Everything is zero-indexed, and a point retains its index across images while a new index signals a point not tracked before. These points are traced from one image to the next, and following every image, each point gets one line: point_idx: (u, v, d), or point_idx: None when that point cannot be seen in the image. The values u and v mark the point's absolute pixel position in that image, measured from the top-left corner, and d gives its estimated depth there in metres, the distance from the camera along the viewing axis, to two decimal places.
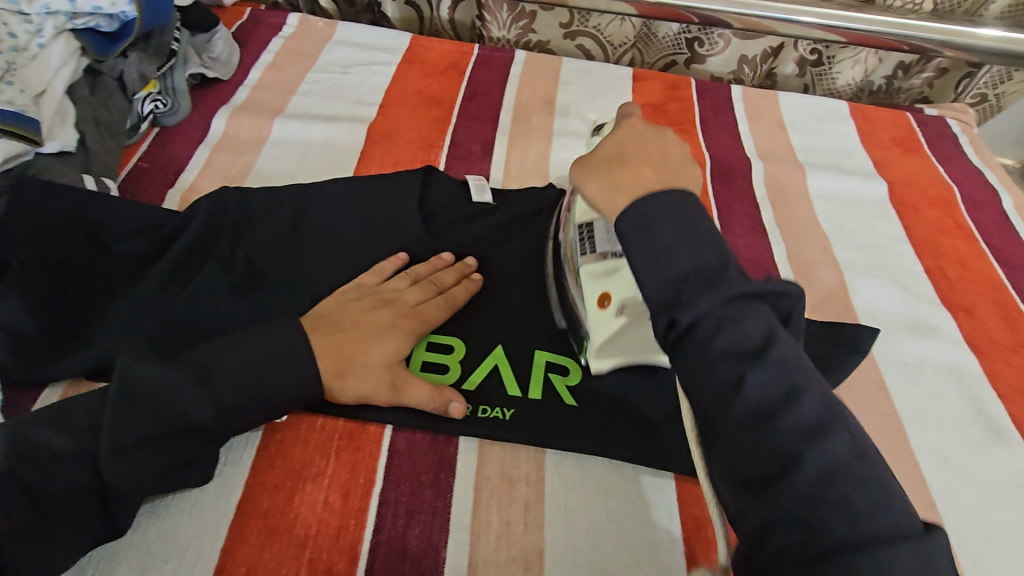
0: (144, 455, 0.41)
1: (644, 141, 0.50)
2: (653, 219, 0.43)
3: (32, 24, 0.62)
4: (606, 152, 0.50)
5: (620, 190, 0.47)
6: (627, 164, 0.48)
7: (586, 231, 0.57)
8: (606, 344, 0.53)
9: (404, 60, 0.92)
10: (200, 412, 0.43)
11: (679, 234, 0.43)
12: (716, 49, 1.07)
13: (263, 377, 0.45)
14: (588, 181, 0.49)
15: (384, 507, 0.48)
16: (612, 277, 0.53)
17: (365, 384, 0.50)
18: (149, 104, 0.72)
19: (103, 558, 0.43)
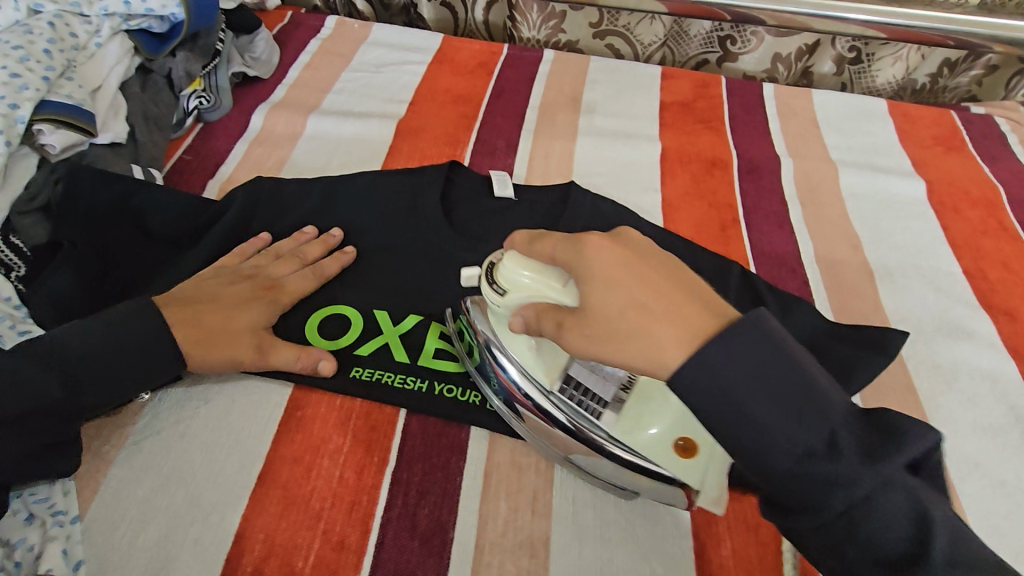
0: (0, 441, 0.42)
1: (625, 260, 0.39)
2: (724, 379, 0.35)
3: (91, 25, 0.68)
4: (606, 302, 0.39)
5: (671, 345, 0.37)
6: (655, 313, 0.37)
7: (571, 389, 0.49)
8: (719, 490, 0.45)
9: (435, 59, 0.95)
10: (54, 387, 0.44)
11: (738, 371, 0.35)
12: (749, 47, 1.05)
13: (117, 352, 0.48)
14: (615, 355, 0.39)
15: (396, 486, 0.50)
16: (642, 415, 0.47)
17: (230, 349, 0.52)
18: (194, 100, 0.76)
19: (134, 519, 0.46)
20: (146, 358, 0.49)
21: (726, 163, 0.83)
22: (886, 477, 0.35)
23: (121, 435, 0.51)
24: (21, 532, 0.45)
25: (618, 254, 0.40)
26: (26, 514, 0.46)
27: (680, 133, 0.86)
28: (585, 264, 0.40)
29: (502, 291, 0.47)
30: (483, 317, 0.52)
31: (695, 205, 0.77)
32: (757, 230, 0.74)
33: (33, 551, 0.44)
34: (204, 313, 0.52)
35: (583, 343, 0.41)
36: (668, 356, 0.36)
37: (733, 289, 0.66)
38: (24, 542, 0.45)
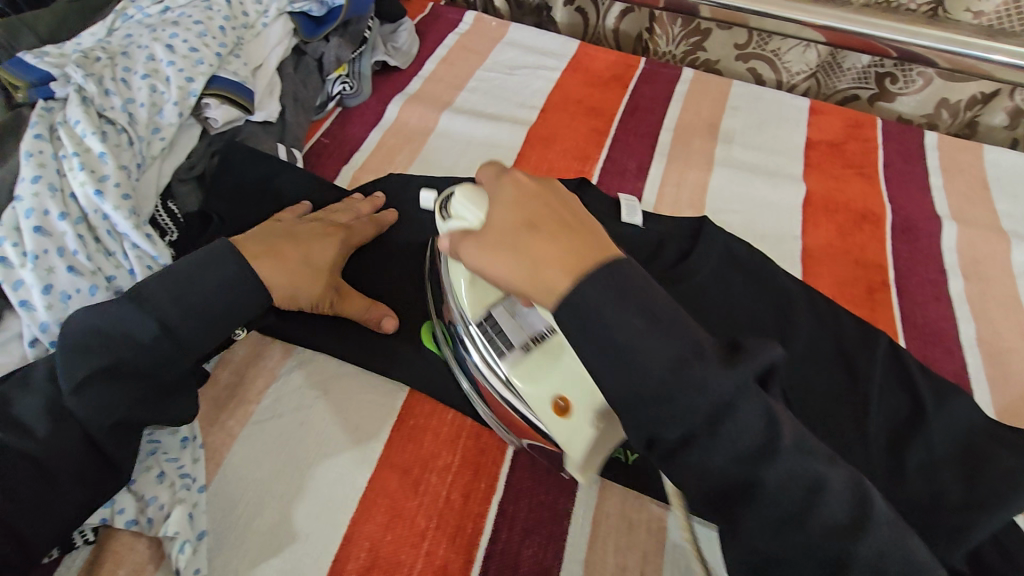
0: (108, 387, 0.42)
1: (540, 199, 0.43)
2: (594, 304, 0.37)
3: (262, 6, 0.71)
4: (506, 222, 0.42)
5: (543, 269, 0.39)
6: (545, 235, 0.41)
7: (489, 325, 0.48)
8: (591, 454, 0.44)
9: (570, 67, 0.92)
10: (146, 332, 0.44)
11: (600, 289, 0.37)
12: (911, 88, 0.95)
13: (196, 287, 0.46)
14: (501, 265, 0.41)
15: (502, 518, 0.48)
16: (545, 374, 0.45)
17: (307, 288, 0.52)
18: (338, 86, 0.77)
19: (251, 503, 0.47)
20: (226, 301, 0.47)
21: (879, 217, 0.75)
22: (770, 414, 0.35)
23: (246, 413, 0.52)
24: (153, 489, 0.46)
25: (532, 191, 0.44)
26: (157, 471, 0.47)
27: (827, 177, 0.79)
28: (499, 198, 0.44)
29: (446, 218, 0.47)
30: (455, 300, 0.50)
31: (839, 259, 0.70)
32: (909, 299, 0.67)
33: (164, 511, 0.45)
34: (282, 246, 0.53)
35: (474, 252, 0.43)
36: (555, 280, 0.39)
37: (881, 364, 0.59)
38: (156, 501, 0.46)
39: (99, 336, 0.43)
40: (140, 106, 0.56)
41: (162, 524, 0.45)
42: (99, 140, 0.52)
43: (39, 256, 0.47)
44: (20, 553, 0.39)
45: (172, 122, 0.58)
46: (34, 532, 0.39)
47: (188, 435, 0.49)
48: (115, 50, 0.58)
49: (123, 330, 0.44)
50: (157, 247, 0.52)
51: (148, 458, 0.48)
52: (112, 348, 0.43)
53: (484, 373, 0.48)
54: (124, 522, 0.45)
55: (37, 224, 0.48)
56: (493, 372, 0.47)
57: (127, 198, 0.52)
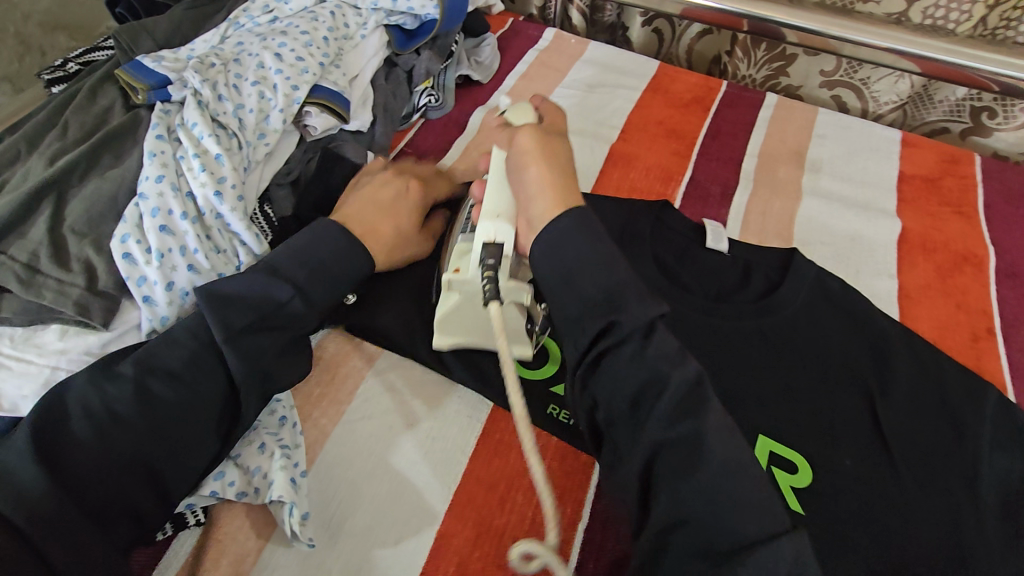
0: (257, 337, 0.47)
1: (568, 155, 0.52)
2: (563, 234, 0.44)
3: (361, 18, 0.71)
4: (555, 147, 0.51)
5: (553, 198, 0.46)
6: (564, 177, 0.48)
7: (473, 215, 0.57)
8: (443, 321, 0.53)
9: (649, 87, 0.91)
10: (280, 292, 0.49)
11: (593, 249, 0.44)
12: (1011, 123, 0.90)
13: (321, 261, 0.52)
14: (537, 171, 0.48)
15: (588, 547, 0.48)
16: (458, 254, 0.52)
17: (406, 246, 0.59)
18: (424, 97, 0.78)
19: (339, 509, 0.48)
20: (341, 263, 0.52)
21: (981, 260, 0.70)
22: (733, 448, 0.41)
23: (338, 412, 0.53)
24: (257, 460, 0.49)
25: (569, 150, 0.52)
26: (257, 443, 0.49)
27: (923, 214, 0.75)
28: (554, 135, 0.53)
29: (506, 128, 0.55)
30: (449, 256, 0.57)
31: (939, 302, 0.66)
32: (1017, 350, 0.63)
33: (269, 480, 0.48)
34: (375, 221, 0.58)
35: (528, 143, 0.50)
36: (546, 207, 0.46)
37: (990, 419, 0.56)
38: (260, 470, 0.48)
39: (242, 301, 0.47)
40: (249, 112, 0.58)
41: (268, 490, 0.47)
42: (215, 142, 0.54)
43: (164, 254, 0.49)
44: (154, 494, 0.43)
45: (277, 128, 0.59)
46: (167, 471, 0.43)
47: (285, 415, 0.52)
48: (228, 57, 0.60)
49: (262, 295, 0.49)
50: (264, 245, 0.54)
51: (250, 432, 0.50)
52: (251, 315, 0.47)
53: (451, 239, 0.58)
54: (235, 494, 0.47)
55: (162, 223, 0.50)
56: (455, 237, 0.57)
57: (241, 200, 0.53)
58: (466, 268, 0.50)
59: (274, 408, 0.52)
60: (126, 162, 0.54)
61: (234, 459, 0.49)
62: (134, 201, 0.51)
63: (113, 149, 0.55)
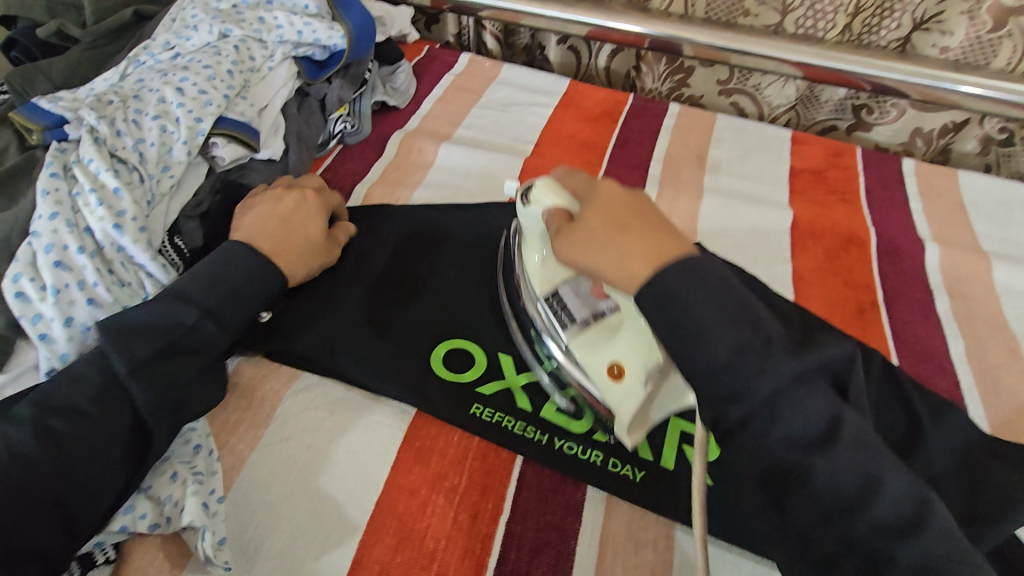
0: (163, 365, 0.48)
1: (631, 206, 0.47)
2: (682, 300, 0.40)
3: (267, 50, 0.72)
4: (595, 218, 0.47)
5: (634, 259, 0.43)
6: (630, 243, 0.44)
7: (554, 301, 0.57)
8: (637, 417, 0.49)
9: (561, 103, 0.96)
10: (185, 320, 0.49)
11: (698, 297, 0.40)
12: (886, 118, 1.00)
13: (227, 280, 0.53)
14: (604, 256, 0.45)
15: (509, 539, 0.50)
16: (604, 348, 0.52)
17: (310, 263, 0.61)
18: (339, 124, 0.80)
19: (260, 528, 0.48)
20: (251, 283, 0.54)
21: (863, 240, 0.77)
22: (834, 409, 0.38)
23: (256, 436, 0.53)
24: (168, 489, 0.48)
25: (613, 202, 0.48)
26: (169, 473, 0.49)
27: (812, 204, 0.82)
28: (591, 200, 0.50)
29: (529, 204, 0.55)
30: (528, 278, 0.59)
31: (828, 281, 0.72)
32: (899, 318, 0.69)
33: (182, 508, 0.47)
34: (283, 234, 0.59)
35: (568, 248, 0.48)
36: (636, 271, 0.43)
37: (875, 381, 0.61)
38: (171, 499, 0.48)
39: (145, 329, 0.48)
40: (150, 146, 0.58)
41: (181, 518, 0.47)
42: (113, 176, 0.54)
43: (60, 290, 0.48)
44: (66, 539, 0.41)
45: (182, 160, 0.60)
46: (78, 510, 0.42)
47: (200, 443, 0.52)
48: (127, 95, 0.61)
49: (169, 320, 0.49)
50: (171, 273, 0.54)
51: (161, 464, 0.50)
52: (155, 342, 0.48)
53: (542, 330, 0.57)
54: (147, 527, 0.46)
55: (57, 260, 0.49)
56: (552, 333, 0.56)
57: (143, 231, 0.53)
58: (626, 366, 0.50)
59: (188, 438, 0.52)
60: (18, 203, 0.53)
61: (145, 492, 0.48)
62: (27, 241, 0.50)
63: (7, 191, 0.55)
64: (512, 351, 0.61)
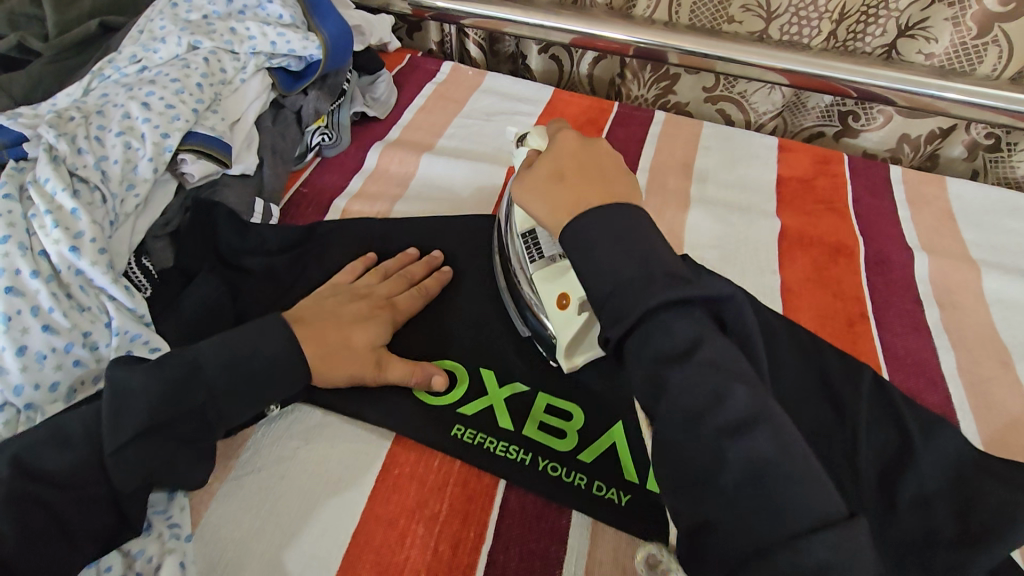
0: (153, 442, 0.44)
1: (581, 156, 0.52)
2: (591, 235, 0.44)
3: (240, 62, 0.70)
4: (546, 163, 0.52)
5: (559, 209, 0.49)
6: (565, 185, 0.50)
7: (530, 238, 0.59)
8: (574, 341, 0.55)
9: (545, 112, 0.94)
10: (192, 400, 0.46)
11: (605, 236, 0.44)
12: (873, 125, 0.99)
13: (248, 369, 0.48)
14: (538, 203, 0.51)
15: (492, 569, 0.48)
16: (560, 279, 0.56)
17: (353, 367, 0.54)
18: (317, 136, 0.78)
19: (229, 566, 0.46)
20: (278, 374, 0.50)
21: (853, 249, 0.76)
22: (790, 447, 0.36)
23: (226, 467, 0.51)
24: (141, 542, 0.46)
25: (570, 150, 0.53)
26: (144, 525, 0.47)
27: (800, 213, 0.81)
28: (554, 148, 0.54)
29: (523, 146, 0.61)
30: (512, 220, 0.62)
31: (818, 293, 0.71)
32: (890, 330, 0.68)
33: (155, 564, 0.45)
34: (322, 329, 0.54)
35: (521, 191, 0.53)
36: (561, 218, 0.48)
37: (867, 396, 0.59)
38: (144, 553, 0.45)
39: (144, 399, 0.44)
40: (114, 163, 0.56)
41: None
42: (70, 196, 0.52)
43: (12, 317, 0.46)
44: None
45: (147, 178, 0.58)
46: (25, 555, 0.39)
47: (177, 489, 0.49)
48: (90, 110, 0.58)
49: (174, 396, 0.45)
50: (135, 298, 0.52)
51: None
52: (155, 412, 0.44)
53: (517, 267, 0.61)
54: None
55: (8, 285, 0.47)
56: (523, 265, 0.59)
57: (102, 253, 0.52)
58: (572, 291, 0.55)
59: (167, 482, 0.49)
60: None
61: None
62: None
63: None
64: (496, 368, 0.59)
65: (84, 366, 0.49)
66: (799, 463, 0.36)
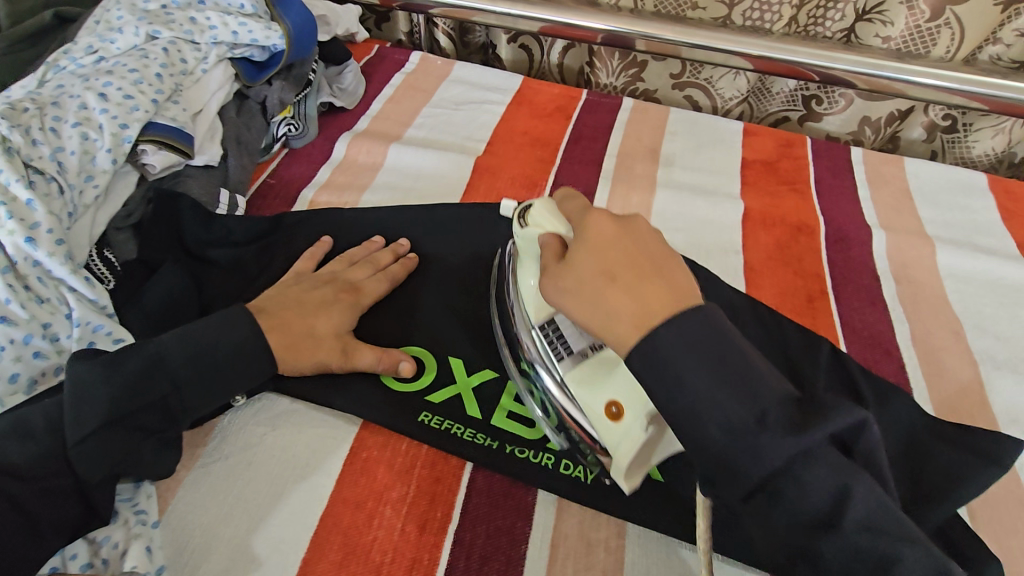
0: (115, 432, 0.45)
1: (619, 244, 0.44)
2: (667, 353, 0.38)
3: (200, 52, 0.70)
4: (583, 264, 0.44)
5: (618, 317, 0.41)
6: (616, 286, 0.42)
7: (550, 329, 0.52)
8: (634, 461, 0.46)
9: (514, 101, 0.95)
10: (154, 390, 0.46)
11: (687, 353, 0.38)
12: (835, 108, 1.01)
13: (210, 358, 0.49)
14: (584, 309, 0.43)
15: (458, 547, 0.49)
16: (603, 385, 0.48)
17: (318, 354, 0.55)
18: (283, 127, 0.77)
19: (195, 551, 0.46)
20: (242, 364, 0.50)
21: (813, 228, 0.78)
22: (841, 485, 0.35)
23: (193, 456, 0.51)
24: (106, 529, 0.46)
25: (610, 237, 0.45)
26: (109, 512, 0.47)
27: (763, 194, 0.83)
28: (582, 233, 0.46)
29: (524, 226, 0.52)
30: (522, 302, 0.55)
31: (779, 271, 0.73)
32: (848, 305, 0.70)
33: (120, 550, 0.45)
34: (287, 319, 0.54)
35: (558, 296, 0.45)
36: (625, 332, 0.40)
37: (824, 368, 0.61)
38: (110, 540, 0.46)
39: (103, 390, 0.45)
40: (70, 154, 0.56)
41: (119, 562, 0.45)
42: (25, 187, 0.51)
43: None
44: None
45: (106, 169, 0.58)
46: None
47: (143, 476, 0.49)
48: (45, 101, 0.58)
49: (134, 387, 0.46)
50: (96, 289, 0.52)
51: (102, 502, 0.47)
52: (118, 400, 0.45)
53: (533, 359, 0.53)
54: (78, 568, 0.44)
55: None
56: (547, 365, 0.52)
57: (60, 244, 0.51)
58: (623, 412, 0.47)
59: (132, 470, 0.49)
60: None
61: None
62: None
63: None
64: (464, 357, 0.60)
65: (45, 357, 0.49)
66: (895, 521, 0.35)
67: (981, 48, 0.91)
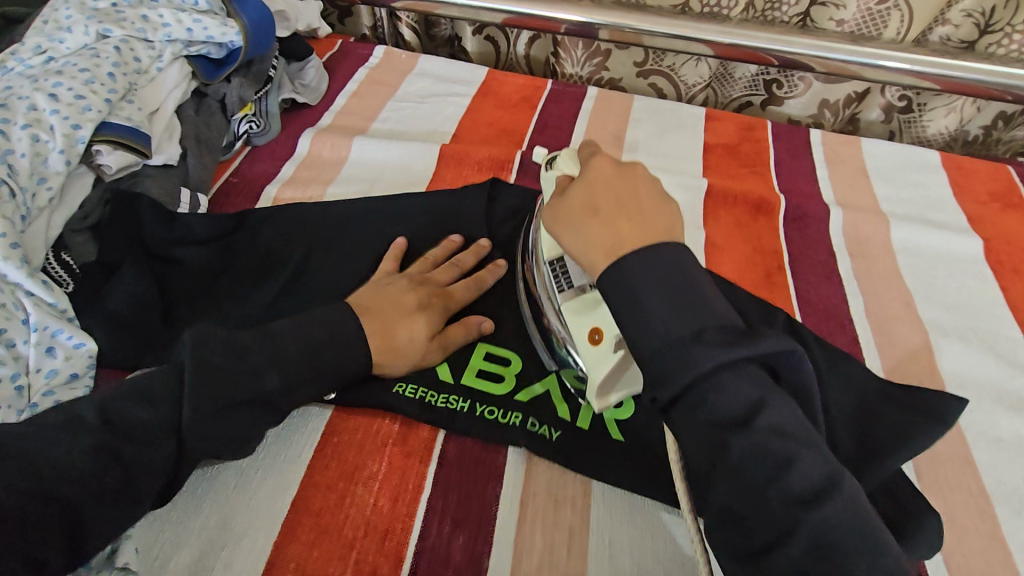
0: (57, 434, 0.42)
1: (615, 186, 0.48)
2: (635, 278, 0.42)
3: (155, 50, 0.69)
4: (576, 199, 0.49)
5: (595, 248, 0.46)
6: (601, 215, 0.46)
7: (559, 266, 0.55)
8: (608, 382, 0.50)
9: (479, 92, 0.95)
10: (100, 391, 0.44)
11: (656, 284, 0.41)
12: (795, 91, 1.03)
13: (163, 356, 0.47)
14: (573, 242, 0.48)
15: (432, 514, 0.50)
16: (592, 312, 0.52)
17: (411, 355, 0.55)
18: (244, 124, 0.77)
19: (166, 543, 0.47)
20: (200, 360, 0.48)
21: (774, 207, 0.80)
22: (787, 431, 0.37)
23: None
24: None
25: (610, 177, 0.49)
26: None
27: (725, 176, 0.85)
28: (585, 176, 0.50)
29: (550, 169, 0.56)
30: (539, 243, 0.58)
31: (739, 250, 0.75)
32: (805, 280, 0.72)
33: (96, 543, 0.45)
34: None
35: (552, 224, 0.50)
36: (596, 260, 0.45)
37: None
38: None
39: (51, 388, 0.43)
40: (21, 157, 0.56)
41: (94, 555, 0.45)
42: None
43: None
44: None
45: (59, 170, 0.58)
46: None
47: None
48: None
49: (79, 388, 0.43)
50: (54, 292, 0.53)
51: None
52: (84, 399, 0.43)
53: (543, 296, 0.57)
54: None
55: None
56: (551, 295, 0.55)
57: (15, 246, 0.52)
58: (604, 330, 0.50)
59: None
60: None
61: None
62: None
63: None
64: None
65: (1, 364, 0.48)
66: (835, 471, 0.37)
67: (932, 29, 0.93)
